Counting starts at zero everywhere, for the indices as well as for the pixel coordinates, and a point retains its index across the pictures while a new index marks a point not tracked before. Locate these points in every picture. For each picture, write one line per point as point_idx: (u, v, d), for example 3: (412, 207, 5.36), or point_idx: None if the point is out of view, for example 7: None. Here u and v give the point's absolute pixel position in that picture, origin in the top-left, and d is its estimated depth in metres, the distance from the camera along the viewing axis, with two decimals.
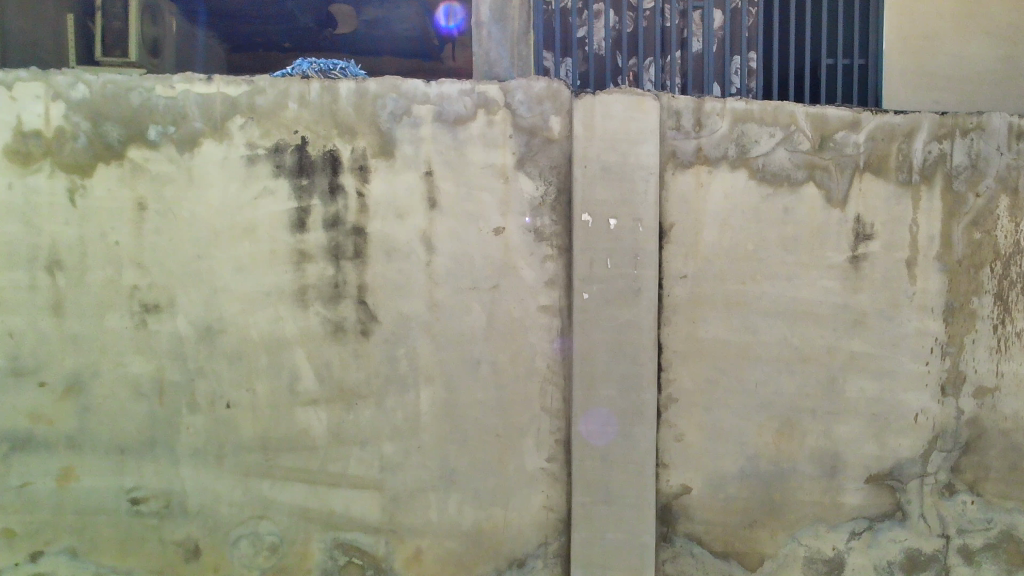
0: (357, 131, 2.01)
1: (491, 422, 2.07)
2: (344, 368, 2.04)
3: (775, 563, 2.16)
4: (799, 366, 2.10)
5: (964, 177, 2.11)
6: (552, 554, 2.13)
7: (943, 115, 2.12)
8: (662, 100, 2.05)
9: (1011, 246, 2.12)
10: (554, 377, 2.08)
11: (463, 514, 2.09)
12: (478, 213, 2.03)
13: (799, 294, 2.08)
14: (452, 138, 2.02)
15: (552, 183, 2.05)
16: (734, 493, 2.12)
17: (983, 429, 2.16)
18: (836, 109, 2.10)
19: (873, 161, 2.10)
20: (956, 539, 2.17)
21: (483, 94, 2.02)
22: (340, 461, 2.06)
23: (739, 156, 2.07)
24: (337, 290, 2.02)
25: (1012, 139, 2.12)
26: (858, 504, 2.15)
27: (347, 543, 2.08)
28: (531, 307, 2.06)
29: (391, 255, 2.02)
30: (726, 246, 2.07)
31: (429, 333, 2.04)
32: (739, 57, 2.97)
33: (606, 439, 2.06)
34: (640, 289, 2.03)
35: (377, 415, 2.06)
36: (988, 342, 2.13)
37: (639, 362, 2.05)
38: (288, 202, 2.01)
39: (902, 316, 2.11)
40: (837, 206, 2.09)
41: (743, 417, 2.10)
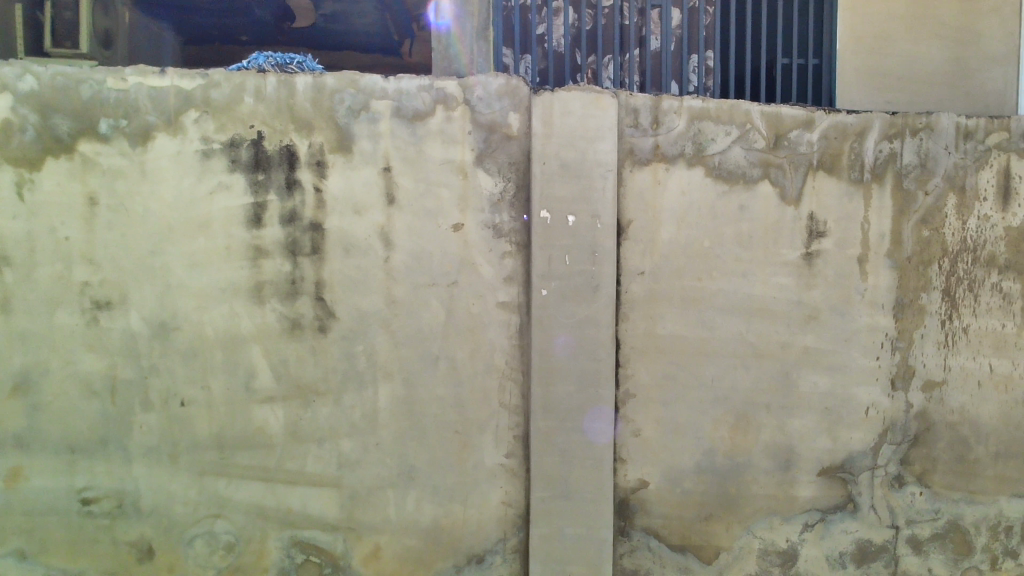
0: (314, 126, 1.99)
1: (450, 418, 2.07)
2: (301, 365, 2.03)
3: (730, 555, 2.19)
4: (754, 362, 2.13)
5: (914, 176, 2.16)
6: (510, 550, 2.14)
7: (893, 115, 2.16)
8: (620, 97, 2.07)
9: (958, 244, 2.17)
10: (513, 373, 2.08)
11: (421, 511, 2.09)
12: (437, 210, 2.03)
13: (754, 291, 2.11)
14: (410, 134, 2.01)
15: (510, 180, 2.05)
16: (690, 487, 2.15)
17: (931, 423, 2.21)
18: (790, 108, 2.13)
19: (826, 160, 2.13)
20: (905, 530, 2.22)
21: (441, 90, 2.02)
22: (297, 459, 2.05)
23: (695, 154, 2.10)
24: (294, 287, 2.01)
25: (960, 139, 2.17)
26: (810, 497, 2.19)
27: (305, 541, 2.07)
28: (490, 303, 2.06)
29: (348, 251, 2.01)
30: (682, 243, 2.09)
31: (388, 330, 2.03)
32: (697, 56, 3.01)
33: (565, 435, 2.07)
34: (598, 286, 2.05)
35: (334, 412, 2.04)
36: (936, 337, 2.18)
37: (597, 358, 2.06)
38: (244, 198, 1.98)
39: (854, 312, 2.15)
40: (791, 203, 2.12)
41: (700, 411, 2.13)
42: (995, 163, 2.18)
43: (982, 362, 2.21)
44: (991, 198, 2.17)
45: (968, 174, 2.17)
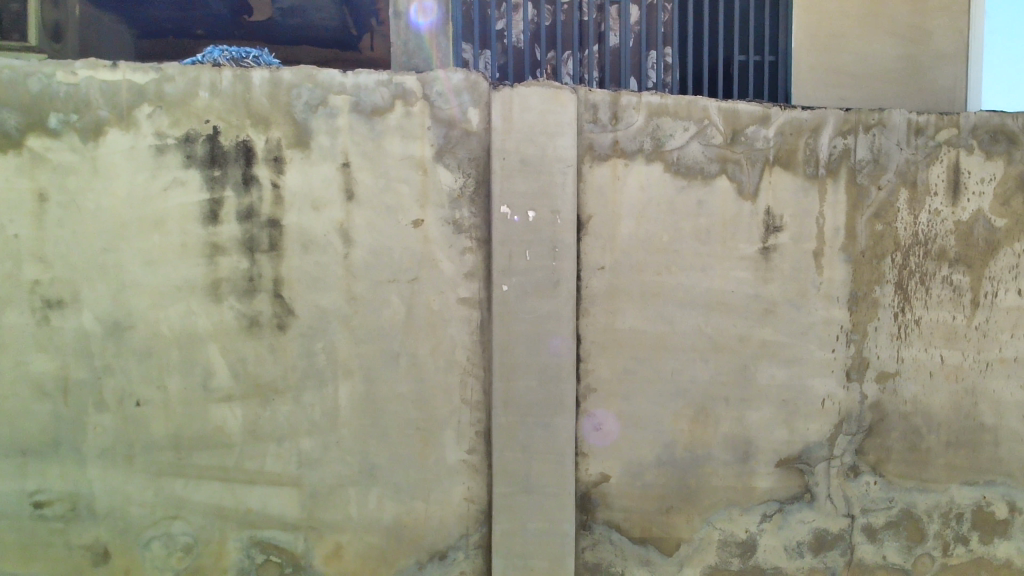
0: (271, 121, 1.97)
1: (411, 415, 2.06)
2: (260, 363, 2.00)
3: (691, 547, 2.21)
4: (712, 355, 2.15)
5: (867, 171, 2.20)
6: (473, 545, 2.14)
7: (847, 112, 2.19)
8: (579, 93, 2.07)
9: (910, 237, 2.20)
10: (474, 369, 2.08)
11: (383, 508, 2.08)
12: (397, 206, 2.02)
13: (713, 285, 2.14)
14: (369, 129, 2.00)
15: (470, 175, 2.05)
16: (651, 480, 2.17)
17: (885, 413, 2.25)
18: (747, 105, 2.15)
19: (782, 155, 2.16)
20: (861, 518, 2.26)
21: (400, 85, 2.01)
22: (256, 458, 2.02)
23: (654, 149, 2.11)
24: (252, 284, 1.98)
25: (911, 135, 2.20)
26: (768, 487, 2.22)
27: (265, 541, 2.04)
28: (451, 299, 2.05)
29: (307, 248, 1.99)
30: (642, 238, 2.10)
31: (348, 327, 2.02)
32: (655, 52, 3.03)
33: (526, 430, 2.08)
34: (558, 281, 2.05)
35: (294, 410, 2.02)
36: (889, 329, 2.22)
37: (558, 353, 2.07)
38: (200, 194, 1.95)
39: (810, 305, 2.18)
40: (748, 198, 2.14)
41: (660, 405, 2.14)
42: (945, 158, 2.21)
43: (934, 354, 2.24)
44: (942, 192, 2.21)
45: (920, 169, 2.20)
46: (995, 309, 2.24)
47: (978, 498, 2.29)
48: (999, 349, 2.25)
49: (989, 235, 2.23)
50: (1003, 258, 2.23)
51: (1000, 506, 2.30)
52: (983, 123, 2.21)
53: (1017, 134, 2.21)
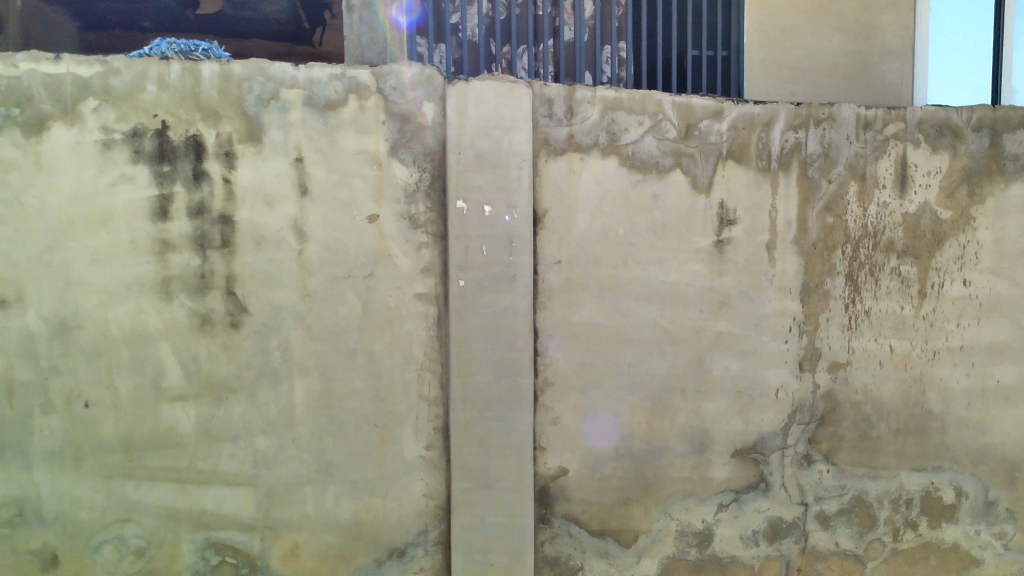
0: (221, 116, 1.93)
1: (368, 412, 2.04)
2: (213, 362, 1.97)
3: (649, 538, 2.23)
4: (668, 347, 2.17)
5: (818, 165, 2.23)
6: (432, 542, 2.13)
7: (798, 106, 2.22)
8: (534, 87, 2.07)
9: (859, 230, 2.24)
10: (432, 365, 2.07)
11: (340, 506, 2.06)
12: (352, 201, 2.00)
13: (668, 278, 2.15)
14: (323, 124, 1.98)
15: (426, 170, 2.04)
16: (609, 473, 2.18)
17: (837, 403, 2.29)
18: (700, 99, 2.17)
19: (735, 149, 2.18)
20: (814, 506, 2.30)
21: (354, 79, 1.98)
22: (210, 458, 1.99)
23: (609, 143, 2.12)
24: (204, 281, 1.95)
25: (860, 129, 2.24)
26: (724, 478, 2.25)
27: (221, 543, 2.01)
28: (407, 295, 2.04)
29: (260, 244, 1.96)
30: (598, 232, 2.11)
31: (303, 324, 1.99)
32: (610, 47, 3.05)
33: (484, 425, 2.07)
34: (515, 275, 2.05)
35: (248, 409, 2.00)
36: (840, 320, 2.26)
37: (515, 347, 2.06)
38: (149, 190, 1.91)
39: (763, 297, 2.21)
40: (702, 191, 2.16)
41: (617, 398, 2.16)
42: (893, 152, 2.25)
43: (884, 344, 2.29)
44: (890, 185, 2.25)
45: (869, 162, 2.24)
46: (942, 299, 2.29)
47: (926, 484, 2.34)
48: (945, 338, 2.31)
49: (935, 227, 2.27)
50: (949, 250, 2.28)
51: (947, 491, 2.35)
52: (929, 117, 2.25)
53: (962, 128, 2.26)
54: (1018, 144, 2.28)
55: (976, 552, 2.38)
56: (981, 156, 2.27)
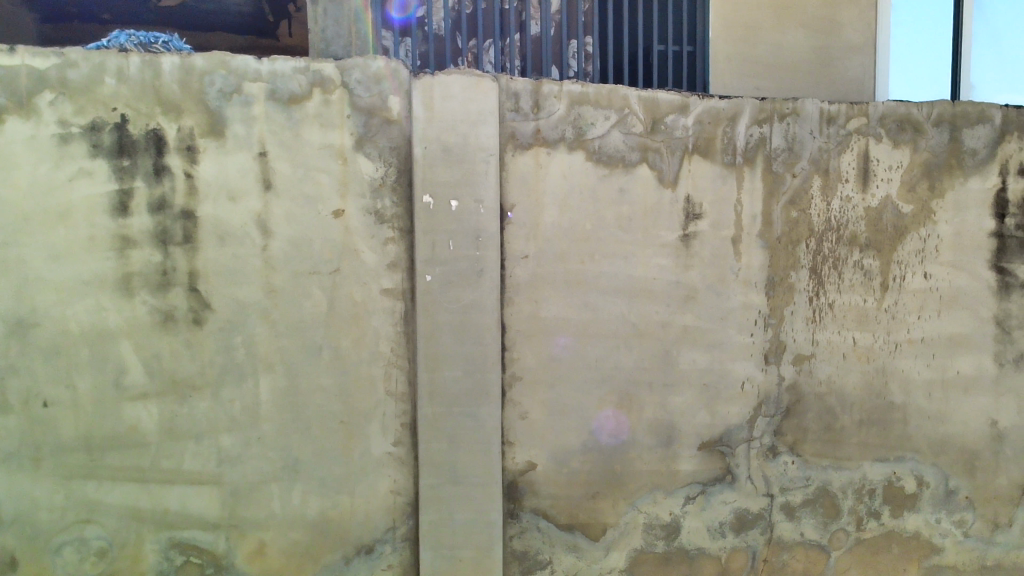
0: (183, 109, 1.90)
1: (335, 409, 2.03)
2: (175, 359, 1.94)
3: (617, 531, 2.24)
4: (635, 341, 2.18)
5: (782, 159, 2.24)
6: (400, 538, 2.12)
7: (763, 101, 2.23)
8: (500, 81, 2.06)
9: (823, 224, 2.27)
10: (399, 361, 2.06)
11: (307, 504, 2.04)
12: (316, 195, 1.98)
13: (635, 272, 2.16)
14: (287, 118, 1.95)
15: (392, 164, 2.02)
16: (577, 467, 2.19)
17: (801, 395, 2.32)
18: (667, 93, 2.17)
19: (701, 143, 2.19)
20: (779, 497, 2.33)
21: (318, 72, 1.96)
22: (174, 457, 1.97)
23: (576, 138, 2.12)
24: (165, 277, 1.92)
25: (824, 124, 2.26)
26: (691, 470, 2.27)
27: (185, 542, 1.99)
28: (373, 290, 2.02)
29: (224, 239, 1.94)
30: (565, 226, 2.11)
31: (267, 320, 1.97)
32: (576, 42, 3.05)
33: (452, 421, 2.07)
34: (482, 270, 2.04)
35: (212, 407, 1.97)
36: (804, 313, 2.28)
37: (483, 342, 2.06)
38: (108, 184, 1.88)
39: (729, 291, 2.23)
40: (668, 186, 2.17)
41: (584, 392, 2.16)
42: (855, 147, 2.27)
43: (847, 336, 2.32)
44: (852, 179, 2.27)
45: (832, 157, 2.26)
46: (903, 291, 2.33)
47: (889, 473, 2.38)
48: (907, 330, 2.34)
49: (897, 221, 2.30)
50: (910, 243, 2.32)
51: (909, 481, 2.39)
52: (890, 113, 2.28)
53: (922, 123, 2.29)
54: (975, 139, 2.32)
55: (937, 540, 2.42)
56: (941, 151, 2.31)
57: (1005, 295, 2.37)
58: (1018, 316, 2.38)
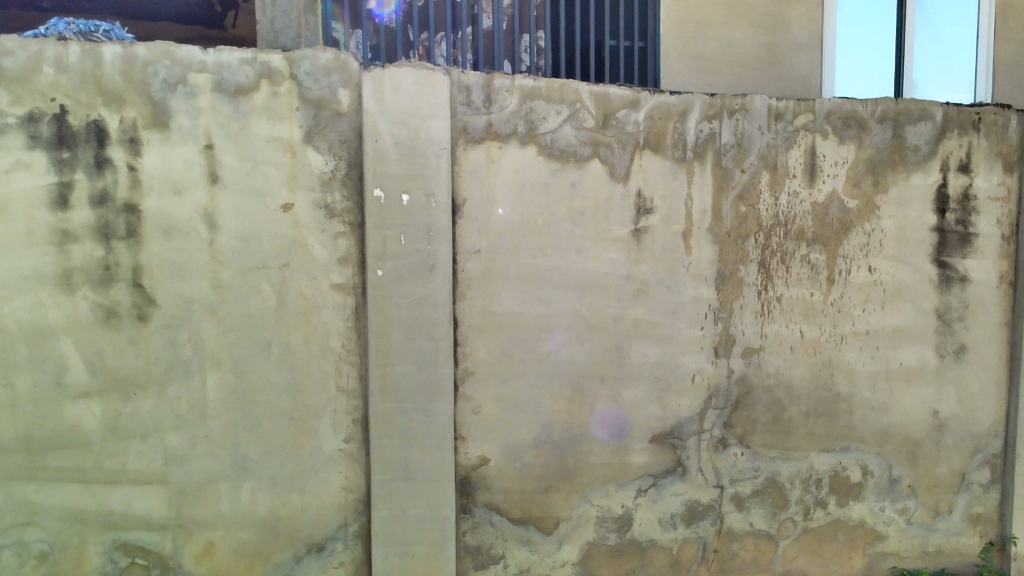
0: (125, 100, 1.85)
1: (284, 405, 2.00)
2: (119, 357, 1.89)
3: (569, 525, 2.25)
4: (586, 335, 2.19)
5: (731, 155, 2.26)
6: (352, 535, 2.10)
7: (712, 97, 2.25)
8: (452, 74, 2.04)
9: (771, 218, 2.30)
10: (350, 356, 2.04)
11: (256, 502, 2.01)
12: (265, 189, 1.94)
13: (587, 267, 2.17)
14: (233, 109, 1.91)
15: (342, 158, 2.00)
16: (530, 461, 2.19)
17: (750, 387, 2.35)
18: (618, 88, 2.17)
19: (652, 139, 2.20)
20: (729, 488, 2.36)
21: (265, 64, 1.92)
22: (118, 457, 1.92)
23: (528, 132, 2.11)
24: (108, 273, 1.87)
25: (772, 120, 2.28)
26: (643, 463, 2.29)
27: (130, 544, 1.95)
28: (324, 286, 2.00)
29: (169, 234, 1.89)
30: (516, 221, 2.11)
31: (215, 316, 1.93)
32: (528, 36, 3.06)
33: (404, 417, 2.05)
34: (434, 265, 2.03)
35: (158, 405, 1.93)
36: (753, 306, 2.31)
37: (435, 337, 2.05)
38: (47, 177, 1.82)
39: (679, 284, 2.25)
40: (620, 180, 2.18)
41: (537, 386, 2.16)
42: (803, 142, 2.31)
43: (794, 329, 2.35)
44: (800, 175, 2.31)
45: (780, 152, 2.29)
46: (849, 285, 2.37)
47: (835, 464, 2.43)
48: (852, 323, 2.38)
49: (842, 216, 2.35)
50: (855, 237, 2.36)
51: (854, 470, 2.44)
52: (836, 109, 2.32)
53: (866, 120, 2.33)
54: (918, 136, 2.37)
55: (881, 528, 2.48)
56: (884, 147, 2.36)
57: (946, 288, 2.43)
58: (958, 308, 2.45)
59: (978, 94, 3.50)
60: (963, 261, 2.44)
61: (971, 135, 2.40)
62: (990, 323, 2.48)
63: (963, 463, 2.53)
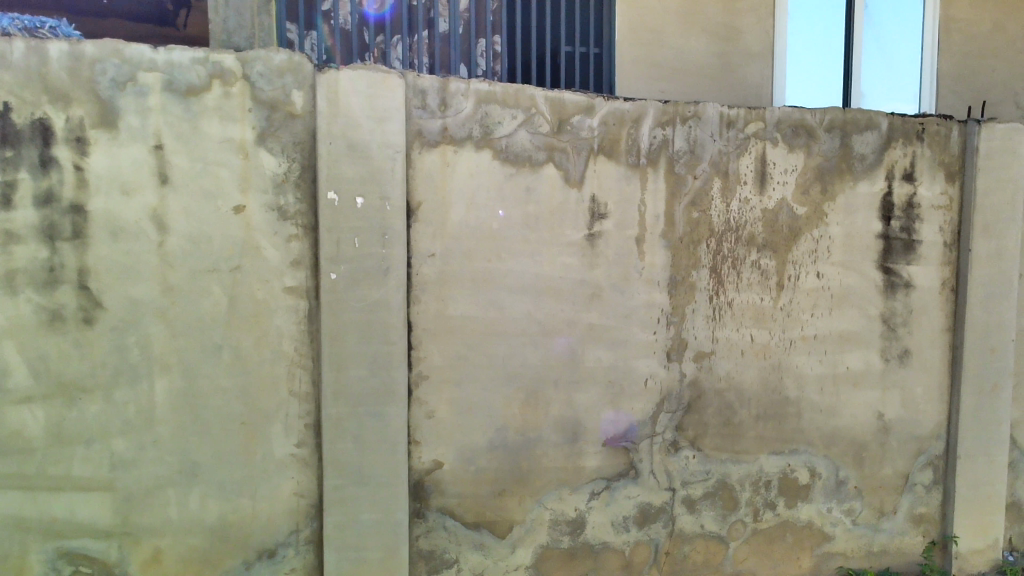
0: (72, 99, 1.81)
1: (235, 410, 1.97)
2: (63, 361, 1.85)
3: (523, 528, 2.26)
4: (541, 339, 2.20)
5: (684, 161, 2.29)
6: (303, 541, 2.08)
7: (666, 104, 2.27)
8: (407, 78, 2.03)
9: (723, 224, 2.33)
10: (302, 360, 2.02)
11: (205, 509, 1.98)
12: (216, 190, 1.92)
13: (542, 271, 2.18)
14: (184, 110, 1.88)
15: (295, 160, 1.98)
16: (484, 465, 2.19)
17: (702, 390, 2.38)
18: (573, 94, 2.18)
19: (606, 144, 2.21)
20: (681, 491, 2.39)
21: (217, 64, 1.90)
22: (62, 463, 1.88)
23: (482, 137, 2.11)
24: (53, 275, 1.83)
25: (724, 128, 2.31)
26: (596, 466, 2.30)
27: (74, 551, 1.91)
28: (277, 289, 1.98)
29: (117, 235, 1.86)
30: (471, 224, 2.11)
31: (163, 319, 1.90)
32: (484, 40, 3.07)
33: (357, 421, 2.04)
34: (388, 269, 2.02)
35: (104, 410, 1.89)
36: (705, 311, 2.34)
37: (389, 341, 2.04)
38: None
39: (633, 289, 2.27)
40: (575, 186, 2.19)
41: (491, 390, 2.17)
42: (754, 150, 2.34)
43: (745, 333, 2.39)
44: (750, 182, 2.34)
45: (731, 159, 2.32)
46: (797, 290, 2.42)
47: (783, 465, 2.47)
48: (801, 328, 2.43)
49: (791, 223, 2.39)
50: (804, 244, 2.41)
51: (803, 472, 2.49)
52: (786, 118, 2.36)
53: (815, 128, 2.38)
54: (864, 145, 2.42)
55: (828, 529, 2.53)
56: (832, 156, 2.41)
57: (891, 294, 2.49)
58: (902, 314, 2.51)
59: (923, 105, 3.59)
60: (907, 267, 2.50)
61: (915, 145, 2.46)
62: (932, 328, 2.55)
63: (907, 465, 2.60)
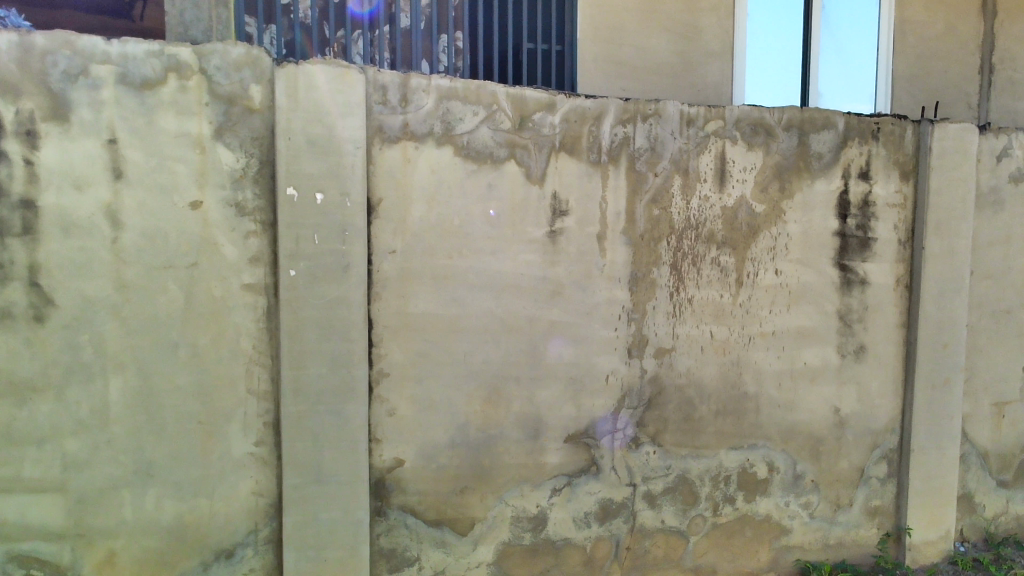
0: (21, 91, 1.76)
1: (191, 408, 1.94)
2: (13, 359, 1.81)
3: (484, 525, 2.26)
4: (502, 336, 2.19)
5: (644, 159, 2.30)
6: (262, 541, 2.06)
7: (627, 101, 2.28)
8: (367, 73, 2.01)
9: (682, 221, 2.35)
10: (261, 358, 2.00)
11: (162, 509, 1.95)
12: (172, 185, 1.89)
13: (503, 268, 2.18)
14: (139, 103, 1.85)
15: (253, 155, 1.95)
16: (445, 462, 2.19)
17: (662, 386, 2.39)
18: (534, 91, 2.18)
19: (567, 142, 2.22)
20: (641, 486, 2.40)
21: (173, 57, 1.86)
22: (12, 465, 1.83)
23: (444, 133, 2.10)
24: (2, 272, 1.79)
25: (684, 126, 2.33)
26: (557, 462, 2.31)
27: (24, 555, 1.87)
28: (234, 286, 1.95)
29: (69, 231, 1.82)
30: (432, 221, 2.10)
31: (117, 316, 1.86)
32: (446, 36, 3.06)
33: (316, 419, 2.02)
34: (348, 266, 2.01)
35: (56, 409, 1.85)
36: (665, 307, 2.36)
37: (349, 339, 2.02)
38: None
39: (594, 286, 2.28)
40: (536, 182, 2.20)
41: (452, 387, 2.16)
42: (713, 148, 2.36)
43: (704, 330, 2.41)
44: (710, 179, 2.36)
45: (691, 157, 2.34)
46: (756, 287, 2.44)
47: (742, 460, 2.50)
48: (759, 324, 2.46)
49: (750, 220, 2.41)
50: (762, 241, 2.43)
51: (761, 467, 2.52)
52: (745, 116, 2.38)
53: (774, 127, 2.41)
54: (821, 144, 2.46)
55: (785, 521, 2.57)
56: (790, 154, 2.44)
57: (847, 290, 2.53)
58: (858, 310, 2.55)
59: (879, 104, 3.65)
60: (863, 264, 2.54)
61: (870, 144, 2.51)
62: (887, 324, 2.60)
63: (862, 459, 2.64)
